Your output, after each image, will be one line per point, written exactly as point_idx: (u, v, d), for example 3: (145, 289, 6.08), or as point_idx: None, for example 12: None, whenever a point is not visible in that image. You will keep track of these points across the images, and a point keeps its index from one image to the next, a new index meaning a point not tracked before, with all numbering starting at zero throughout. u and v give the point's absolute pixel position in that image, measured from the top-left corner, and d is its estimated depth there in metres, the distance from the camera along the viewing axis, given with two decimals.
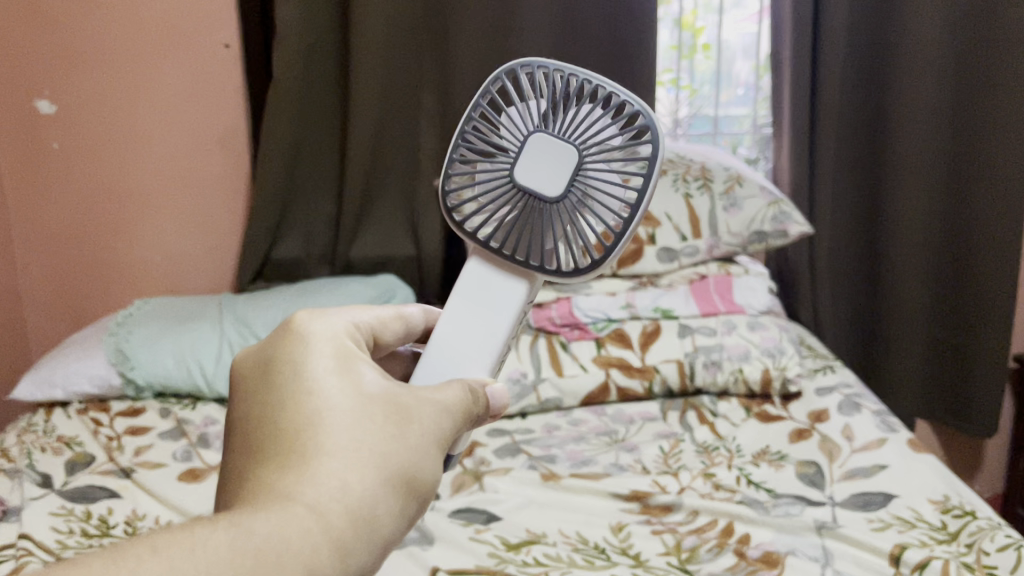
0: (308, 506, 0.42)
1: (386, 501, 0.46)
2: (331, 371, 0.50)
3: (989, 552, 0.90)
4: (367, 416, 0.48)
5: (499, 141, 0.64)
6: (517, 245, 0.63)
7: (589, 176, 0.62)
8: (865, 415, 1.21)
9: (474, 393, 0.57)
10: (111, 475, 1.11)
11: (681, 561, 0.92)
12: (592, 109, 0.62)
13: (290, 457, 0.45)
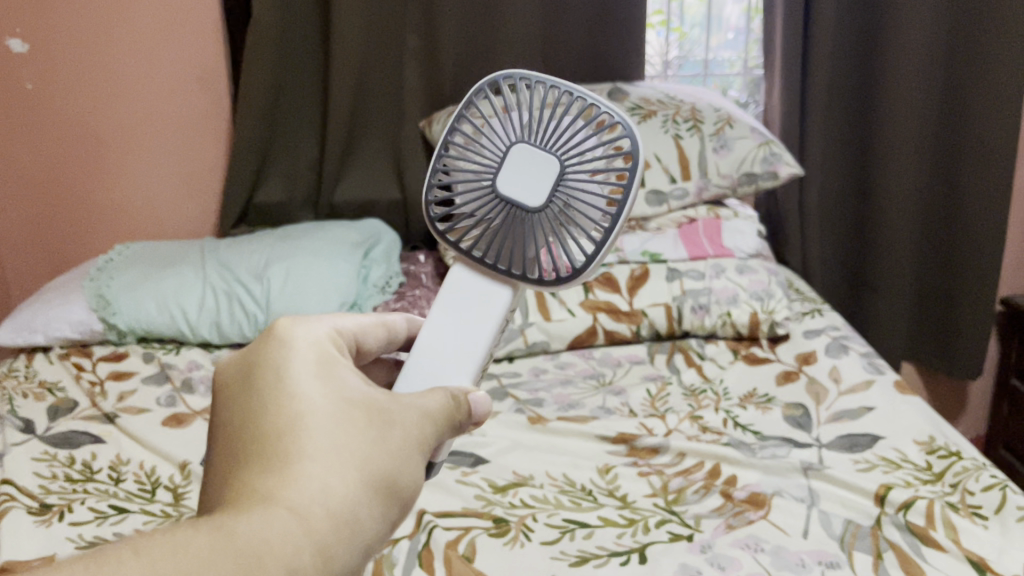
0: (289, 507, 0.41)
1: (369, 503, 0.45)
2: (314, 377, 0.49)
3: (974, 492, 0.91)
4: (347, 422, 0.47)
5: (482, 152, 0.62)
6: (500, 253, 0.61)
7: (570, 186, 0.60)
8: (852, 357, 1.21)
9: (456, 400, 0.56)
10: (94, 420, 1.10)
11: (667, 502, 0.93)
12: (572, 119, 0.60)
13: (270, 461, 0.44)
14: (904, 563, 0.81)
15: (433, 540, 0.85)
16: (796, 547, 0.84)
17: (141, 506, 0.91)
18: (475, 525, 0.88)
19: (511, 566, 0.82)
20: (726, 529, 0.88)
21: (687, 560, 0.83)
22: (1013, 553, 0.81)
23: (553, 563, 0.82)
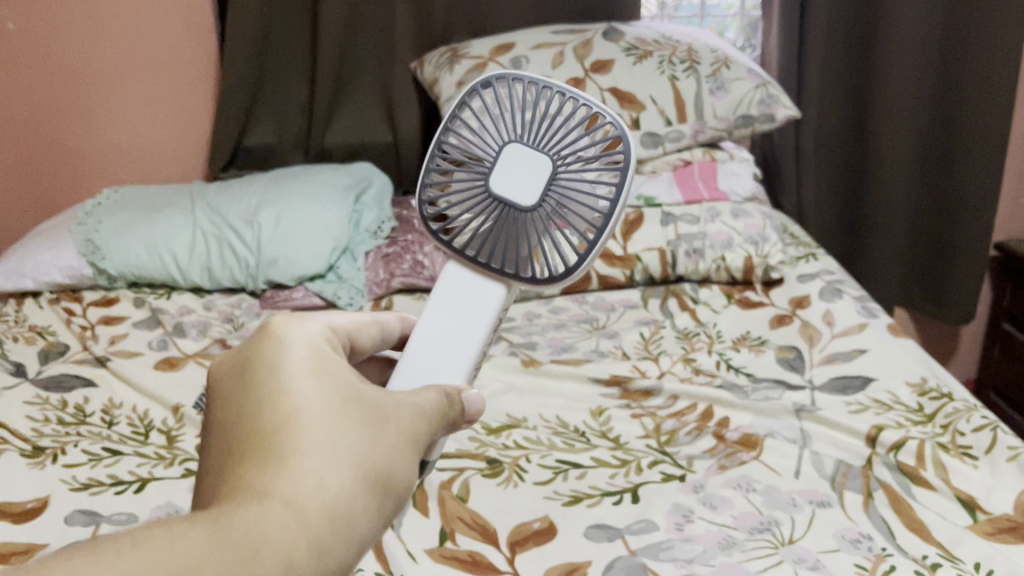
0: (286, 503, 0.39)
1: (364, 500, 0.41)
2: (307, 374, 0.45)
3: (965, 433, 0.91)
4: (341, 418, 0.44)
5: (473, 150, 0.60)
6: (494, 253, 0.58)
7: (562, 186, 0.58)
8: (846, 301, 1.21)
9: (450, 397, 0.53)
10: (86, 363, 1.09)
11: (660, 444, 0.93)
12: (565, 118, 0.58)
13: (264, 457, 0.41)
14: (893, 501, 0.82)
15: (426, 481, 0.86)
16: (787, 488, 0.85)
17: (134, 448, 0.91)
18: (468, 466, 0.89)
19: (505, 507, 0.83)
20: (718, 470, 0.88)
21: (679, 500, 0.83)
22: (1002, 492, 0.82)
23: (547, 503, 0.83)
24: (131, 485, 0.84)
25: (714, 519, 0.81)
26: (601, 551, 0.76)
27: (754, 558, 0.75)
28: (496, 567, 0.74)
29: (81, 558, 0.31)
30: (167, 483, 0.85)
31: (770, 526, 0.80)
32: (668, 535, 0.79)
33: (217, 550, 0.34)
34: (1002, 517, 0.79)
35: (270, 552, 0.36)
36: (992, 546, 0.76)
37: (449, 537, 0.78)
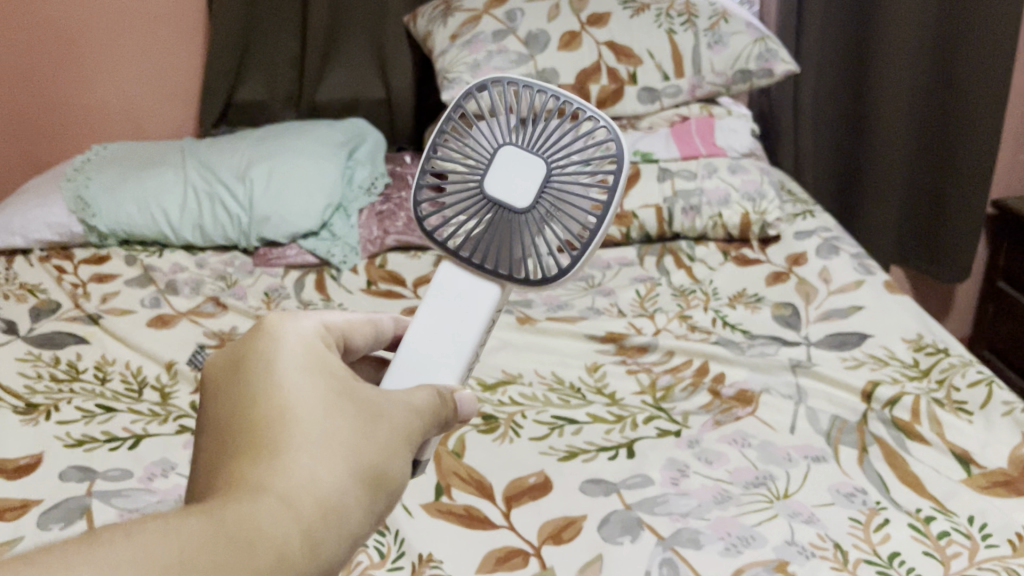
0: (280, 496, 0.38)
1: (356, 496, 0.41)
2: (303, 373, 0.44)
3: (960, 388, 0.91)
4: (334, 414, 0.43)
5: (468, 154, 0.60)
6: (488, 252, 0.57)
7: (555, 188, 0.58)
8: (843, 257, 1.20)
9: (443, 396, 0.51)
10: (78, 321, 1.08)
11: (656, 400, 0.93)
12: (559, 122, 0.59)
13: (257, 452, 0.40)
14: (888, 456, 0.82)
15: None
16: (783, 443, 0.85)
17: (128, 405, 0.90)
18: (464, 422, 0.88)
19: (500, 462, 0.83)
20: (714, 425, 0.88)
21: (674, 455, 0.84)
22: (996, 447, 0.82)
23: (542, 458, 0.83)
24: (126, 441, 0.84)
25: (710, 473, 0.81)
26: (597, 505, 0.77)
27: (749, 512, 0.75)
28: (493, 521, 0.75)
29: (79, 546, 0.30)
30: (162, 439, 0.84)
31: (765, 480, 0.80)
32: (664, 490, 0.79)
33: (213, 540, 0.33)
34: (996, 471, 0.80)
35: (267, 543, 0.35)
36: (986, 500, 0.76)
37: (444, 492, 0.78)
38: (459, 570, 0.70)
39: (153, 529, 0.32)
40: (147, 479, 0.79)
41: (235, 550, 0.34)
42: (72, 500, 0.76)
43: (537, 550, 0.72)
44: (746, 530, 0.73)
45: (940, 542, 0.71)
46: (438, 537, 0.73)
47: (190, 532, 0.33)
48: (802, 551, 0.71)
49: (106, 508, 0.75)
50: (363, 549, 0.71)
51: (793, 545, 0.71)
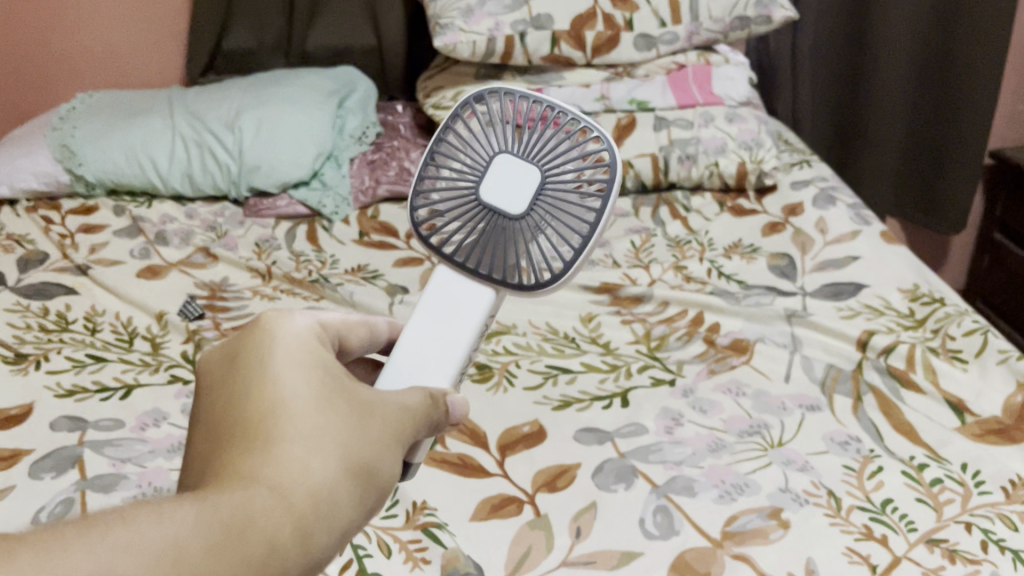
0: (271, 489, 0.36)
1: (347, 492, 0.39)
2: (300, 364, 0.42)
3: (956, 337, 0.91)
4: (330, 405, 0.41)
5: (464, 159, 0.58)
6: (481, 259, 0.56)
7: (550, 196, 0.56)
8: (839, 207, 1.19)
9: (433, 398, 0.48)
10: (66, 272, 1.07)
11: (650, 349, 0.93)
12: (555, 132, 0.57)
13: (249, 443, 0.38)
14: (883, 404, 0.82)
15: None
16: (777, 392, 0.85)
17: (119, 355, 0.90)
18: None
19: (494, 411, 0.82)
20: (708, 374, 0.88)
21: (668, 404, 0.83)
22: (991, 395, 0.82)
23: (536, 408, 0.83)
24: (117, 391, 0.83)
25: (704, 422, 0.81)
26: (591, 454, 0.76)
27: (743, 460, 0.75)
28: (487, 470, 0.75)
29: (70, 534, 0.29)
30: (154, 389, 0.84)
31: (760, 429, 0.80)
32: (658, 438, 0.79)
33: (204, 533, 0.32)
34: (989, 419, 0.80)
35: (256, 538, 0.34)
36: (979, 447, 0.76)
37: (438, 440, 0.78)
38: (453, 517, 0.70)
39: (141, 523, 0.31)
40: (139, 428, 0.78)
41: (225, 545, 0.32)
42: (64, 449, 0.75)
43: (531, 497, 0.72)
44: (740, 478, 0.73)
45: (933, 489, 0.72)
46: (432, 485, 0.73)
47: (182, 523, 0.32)
48: (796, 499, 0.71)
49: (98, 458, 0.74)
50: None
51: (787, 492, 0.72)
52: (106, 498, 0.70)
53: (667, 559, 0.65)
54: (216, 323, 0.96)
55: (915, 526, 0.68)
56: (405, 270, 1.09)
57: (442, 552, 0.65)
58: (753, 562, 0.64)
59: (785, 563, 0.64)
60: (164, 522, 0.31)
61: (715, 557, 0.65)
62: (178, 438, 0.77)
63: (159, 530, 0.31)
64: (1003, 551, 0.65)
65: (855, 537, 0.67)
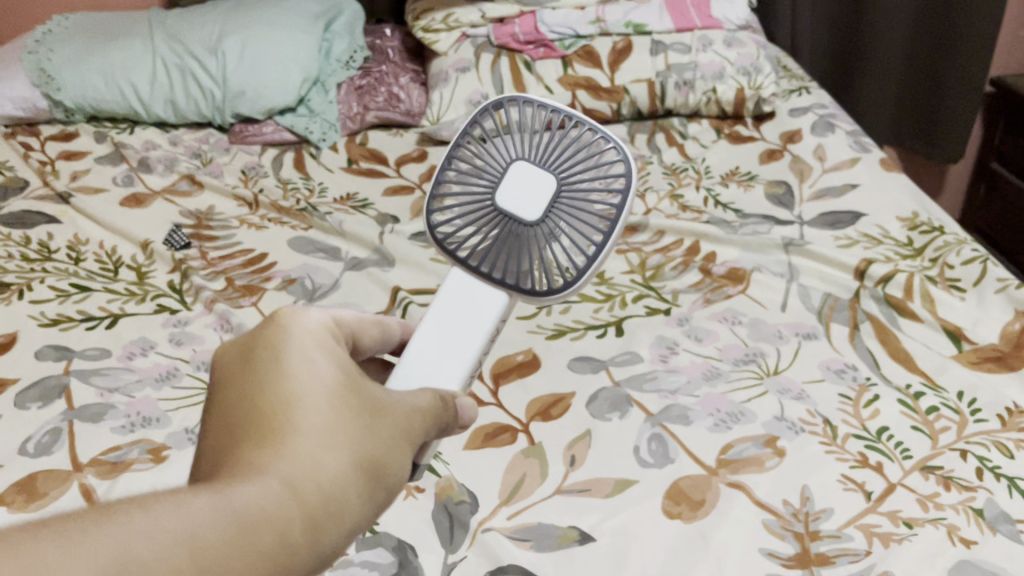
0: (282, 481, 0.31)
1: (360, 495, 0.34)
2: (315, 355, 0.37)
3: (954, 266, 0.90)
4: (345, 401, 0.36)
5: (479, 163, 0.54)
6: (493, 263, 0.51)
7: (566, 203, 0.53)
8: (839, 135, 1.16)
9: (444, 400, 0.44)
10: (47, 200, 1.04)
11: (645, 279, 0.92)
12: (573, 142, 0.54)
13: (258, 433, 0.33)
14: (879, 333, 0.82)
15: (408, 317, 0.84)
16: (773, 321, 0.84)
17: (104, 285, 0.88)
18: None
19: None
20: (704, 304, 0.87)
21: (663, 333, 0.82)
22: (988, 323, 0.82)
23: (531, 338, 0.82)
24: (102, 321, 0.82)
25: (699, 351, 0.80)
26: (585, 383, 0.76)
27: (738, 389, 0.75)
28: (480, 399, 0.74)
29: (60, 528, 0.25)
30: (140, 319, 0.82)
31: (756, 357, 0.79)
32: (653, 367, 0.78)
33: (208, 532, 0.27)
34: (987, 347, 0.79)
35: (263, 542, 0.29)
36: (976, 375, 0.76)
37: None
38: (446, 446, 0.69)
39: (141, 518, 0.26)
40: (126, 358, 0.77)
41: (230, 548, 0.28)
42: (50, 379, 0.74)
43: (525, 426, 0.71)
44: (736, 406, 0.73)
45: (929, 417, 0.71)
46: None
47: (185, 518, 0.27)
48: (791, 427, 0.70)
49: (85, 388, 0.73)
50: None
51: (782, 420, 0.71)
52: (94, 428, 0.69)
53: (661, 486, 0.65)
54: (203, 252, 0.94)
55: (910, 454, 0.67)
56: (395, 199, 1.07)
57: (435, 481, 0.65)
58: (748, 490, 0.64)
59: (779, 490, 0.64)
60: (165, 516, 0.27)
61: (710, 485, 0.65)
62: (166, 368, 0.76)
63: (160, 524, 0.26)
64: (998, 478, 0.65)
65: (850, 465, 0.66)
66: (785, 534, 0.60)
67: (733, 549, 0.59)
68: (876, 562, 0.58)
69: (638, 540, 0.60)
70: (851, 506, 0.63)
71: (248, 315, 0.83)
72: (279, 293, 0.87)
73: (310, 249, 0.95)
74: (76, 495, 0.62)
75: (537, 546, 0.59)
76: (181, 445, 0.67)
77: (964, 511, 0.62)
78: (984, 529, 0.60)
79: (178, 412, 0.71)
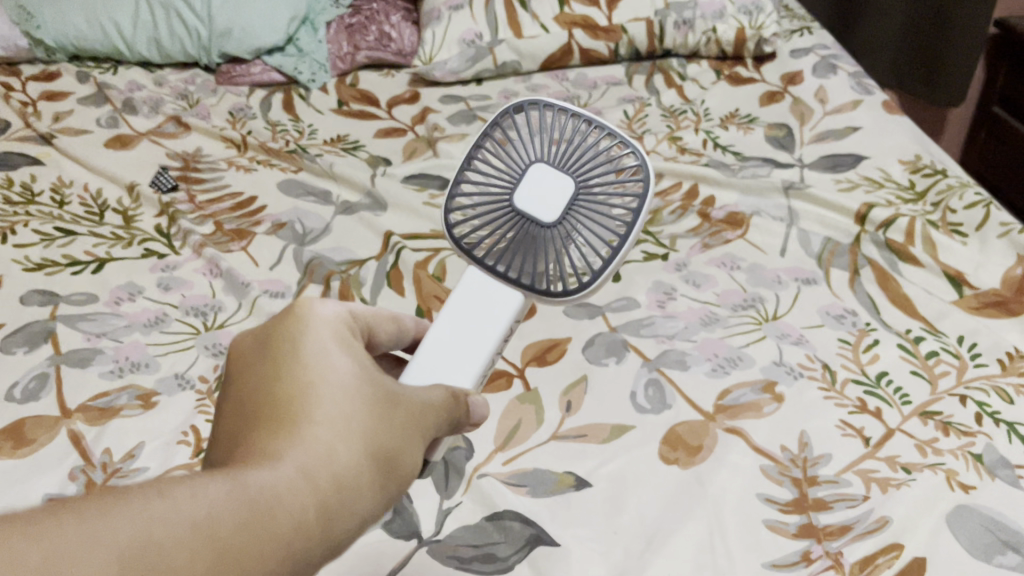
0: (296, 468, 0.32)
1: (370, 484, 0.35)
2: (331, 349, 0.38)
3: (957, 210, 0.88)
4: (359, 394, 0.37)
5: (500, 166, 0.55)
6: (509, 264, 0.52)
7: (583, 206, 0.53)
8: (841, 76, 1.14)
9: (455, 396, 0.44)
10: (30, 142, 1.01)
11: (643, 224, 0.90)
12: (592, 148, 0.55)
13: (276, 422, 0.34)
14: (880, 278, 0.80)
15: (401, 261, 0.82)
16: (772, 266, 0.83)
17: (89, 229, 0.86)
18: (444, 247, 0.85)
19: None
20: (703, 249, 0.86)
21: (661, 279, 0.81)
22: (990, 268, 0.81)
23: None
24: (89, 265, 0.80)
25: (697, 297, 0.79)
26: (582, 329, 0.75)
27: (736, 334, 0.74)
28: None
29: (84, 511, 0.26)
30: (127, 263, 0.81)
31: (755, 302, 0.78)
32: (650, 313, 0.77)
33: (225, 520, 0.28)
34: (988, 292, 0.78)
35: (276, 529, 0.30)
36: (977, 320, 0.75)
37: (425, 315, 0.76)
38: None
39: (164, 504, 0.27)
40: (114, 303, 0.76)
41: (245, 534, 0.29)
42: (36, 325, 0.72)
43: (521, 372, 0.70)
44: (734, 351, 0.72)
45: (928, 362, 0.71)
46: None
47: (209, 499, 0.28)
48: (790, 372, 0.70)
49: (73, 333, 0.72)
50: None
51: (781, 366, 0.70)
52: (82, 374, 0.67)
53: (659, 431, 0.64)
54: (191, 196, 0.92)
55: (909, 399, 0.67)
56: (387, 142, 1.04)
57: None
58: (745, 435, 0.63)
59: (777, 436, 0.63)
60: (190, 496, 0.28)
61: (707, 431, 0.64)
62: (155, 313, 0.75)
63: (181, 509, 0.27)
64: (998, 423, 0.64)
65: (848, 410, 0.66)
66: (784, 480, 0.60)
67: (731, 494, 0.58)
68: (874, 506, 0.57)
69: (635, 485, 0.59)
70: (849, 452, 0.62)
71: (237, 260, 0.82)
72: (268, 237, 0.85)
73: (300, 192, 0.93)
74: (64, 441, 0.61)
75: (533, 492, 0.59)
76: (171, 391, 0.66)
77: (964, 456, 0.61)
78: (983, 474, 0.60)
79: (168, 358, 0.70)
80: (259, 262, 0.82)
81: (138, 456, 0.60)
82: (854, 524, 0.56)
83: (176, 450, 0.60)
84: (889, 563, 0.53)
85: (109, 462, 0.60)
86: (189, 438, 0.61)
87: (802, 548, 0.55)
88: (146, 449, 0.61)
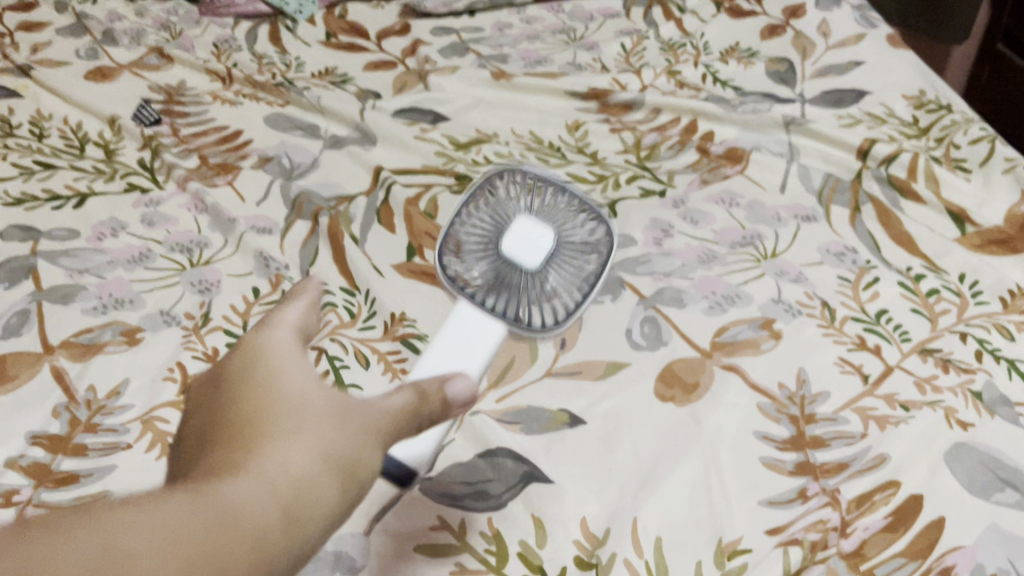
0: (252, 483, 0.31)
1: (342, 489, 0.33)
2: (287, 372, 0.37)
3: (960, 146, 0.86)
4: (321, 406, 0.35)
5: (484, 223, 0.57)
6: (500, 300, 0.52)
7: (563, 261, 0.55)
8: (845, 8, 1.10)
9: (422, 392, 0.39)
10: (7, 74, 0.98)
11: (640, 160, 0.88)
12: (567, 219, 0.58)
13: (234, 446, 0.33)
14: (881, 215, 0.79)
15: (392, 197, 0.80)
16: (772, 203, 0.81)
17: (70, 163, 0.83)
18: (436, 183, 0.82)
19: None
20: (701, 186, 0.83)
21: (658, 216, 0.79)
22: (993, 206, 0.79)
23: None
24: (70, 200, 0.78)
25: (695, 234, 0.77)
26: None
27: (735, 272, 0.72)
28: None
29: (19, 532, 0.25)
30: (109, 198, 0.78)
31: (753, 240, 0.76)
32: (646, 250, 0.75)
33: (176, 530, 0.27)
34: (991, 229, 0.77)
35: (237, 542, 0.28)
36: (979, 257, 0.73)
37: (416, 253, 0.74)
38: (431, 326, 0.66)
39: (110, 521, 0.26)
40: (96, 238, 0.73)
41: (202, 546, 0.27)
42: (16, 261, 0.70)
43: None
44: (732, 289, 0.70)
45: (929, 300, 0.69)
46: (410, 296, 0.69)
47: (162, 513, 0.27)
48: (789, 310, 0.68)
49: (54, 269, 0.70)
50: (331, 309, 0.67)
51: (779, 303, 0.69)
52: (64, 310, 0.66)
53: (654, 369, 0.63)
54: (175, 129, 0.90)
55: (909, 337, 0.66)
56: (377, 75, 1.01)
57: None
58: (743, 372, 0.62)
59: (775, 373, 0.62)
60: (138, 514, 0.27)
61: (704, 369, 0.63)
62: (139, 250, 0.73)
63: (128, 521, 0.26)
64: (998, 361, 0.63)
65: (847, 348, 0.65)
66: (781, 418, 0.59)
67: (727, 431, 0.58)
68: (872, 444, 0.57)
69: (631, 422, 0.58)
70: (847, 390, 0.61)
71: (223, 195, 0.79)
72: (255, 172, 0.83)
73: (287, 126, 0.90)
74: (47, 378, 0.60)
75: (527, 430, 0.58)
76: (156, 328, 0.65)
77: (963, 394, 0.61)
78: (982, 412, 0.59)
79: (153, 295, 0.68)
80: (246, 198, 0.79)
81: (124, 393, 0.59)
82: (851, 461, 0.56)
83: (162, 387, 0.59)
84: (886, 500, 0.53)
85: (93, 399, 0.58)
86: (175, 374, 0.60)
87: (798, 486, 0.54)
88: (131, 385, 0.59)
